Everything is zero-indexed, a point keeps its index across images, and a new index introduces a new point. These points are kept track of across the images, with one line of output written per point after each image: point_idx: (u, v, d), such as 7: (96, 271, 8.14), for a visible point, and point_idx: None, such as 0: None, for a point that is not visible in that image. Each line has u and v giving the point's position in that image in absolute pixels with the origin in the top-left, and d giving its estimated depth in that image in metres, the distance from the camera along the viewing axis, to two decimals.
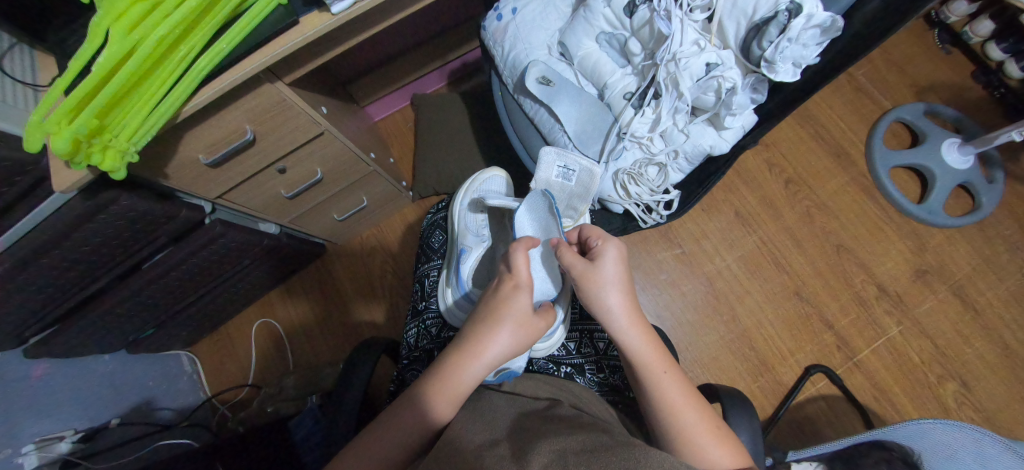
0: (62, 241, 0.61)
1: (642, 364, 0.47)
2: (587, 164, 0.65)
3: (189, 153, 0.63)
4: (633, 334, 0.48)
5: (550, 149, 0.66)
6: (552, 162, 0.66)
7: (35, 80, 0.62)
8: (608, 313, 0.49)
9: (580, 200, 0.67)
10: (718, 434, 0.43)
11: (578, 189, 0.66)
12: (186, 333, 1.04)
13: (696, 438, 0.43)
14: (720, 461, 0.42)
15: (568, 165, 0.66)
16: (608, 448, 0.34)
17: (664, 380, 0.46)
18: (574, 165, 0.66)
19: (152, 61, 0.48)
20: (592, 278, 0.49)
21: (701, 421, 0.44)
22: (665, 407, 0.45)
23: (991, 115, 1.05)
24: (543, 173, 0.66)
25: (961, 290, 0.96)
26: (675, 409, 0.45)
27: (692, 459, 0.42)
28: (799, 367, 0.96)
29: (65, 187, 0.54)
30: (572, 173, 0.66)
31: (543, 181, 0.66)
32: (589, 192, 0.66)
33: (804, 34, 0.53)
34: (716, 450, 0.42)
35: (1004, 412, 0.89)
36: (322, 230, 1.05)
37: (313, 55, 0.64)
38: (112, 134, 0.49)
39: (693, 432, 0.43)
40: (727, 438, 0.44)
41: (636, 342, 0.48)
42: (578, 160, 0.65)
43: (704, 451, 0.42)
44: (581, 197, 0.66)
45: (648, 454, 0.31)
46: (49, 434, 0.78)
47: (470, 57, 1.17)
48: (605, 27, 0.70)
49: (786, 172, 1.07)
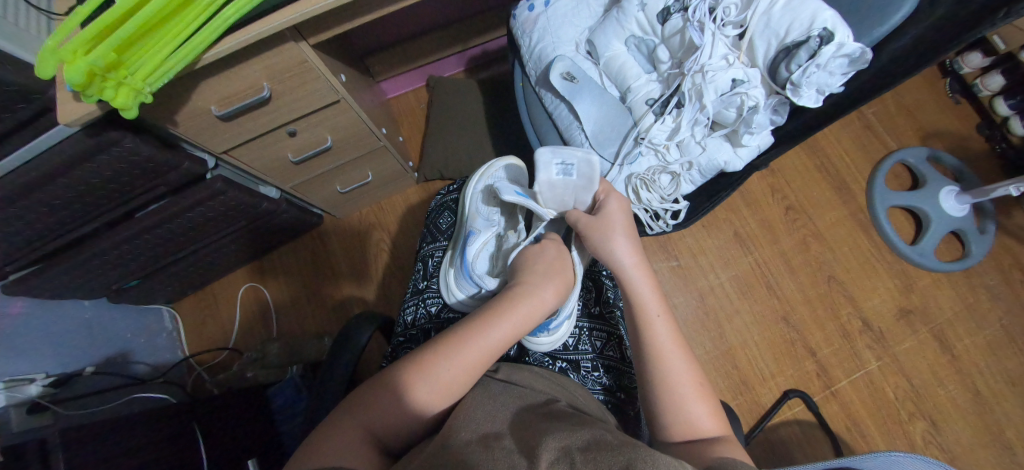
0: (58, 177, 0.59)
1: (641, 313, 0.52)
2: (584, 155, 0.60)
3: (201, 103, 0.61)
4: (637, 289, 0.54)
5: (544, 148, 0.62)
6: (550, 162, 0.62)
7: (49, 7, 0.60)
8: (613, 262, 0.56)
9: (586, 193, 0.63)
10: (699, 385, 0.47)
11: (582, 181, 0.62)
12: (171, 288, 1.01)
13: (678, 383, 0.47)
14: (699, 417, 0.45)
15: (566, 161, 0.61)
16: (613, 448, 0.34)
17: (660, 329, 0.51)
18: (571, 159, 0.61)
19: (179, 2, 0.47)
20: (601, 227, 0.58)
21: (688, 374, 0.48)
22: (655, 353, 0.49)
23: (990, 167, 1.08)
24: (543, 175, 0.62)
25: (942, 333, 0.99)
26: (664, 357, 0.49)
27: (673, 407, 0.46)
28: (778, 390, 0.98)
29: (69, 121, 0.52)
30: (571, 168, 0.62)
31: (544, 182, 0.62)
32: (594, 182, 0.61)
33: (833, 62, 0.54)
34: (694, 401, 0.46)
35: (968, 454, 0.92)
36: (323, 200, 1.03)
37: (342, 20, 0.62)
38: (129, 70, 0.47)
39: (676, 376, 0.47)
40: (708, 393, 0.47)
41: (635, 286, 0.54)
42: (574, 152, 0.61)
43: (686, 405, 0.46)
44: (587, 189, 0.62)
45: (653, 456, 0.32)
46: (19, 375, 0.74)
47: (492, 45, 1.16)
48: (636, 31, 0.70)
49: (787, 198, 1.08)
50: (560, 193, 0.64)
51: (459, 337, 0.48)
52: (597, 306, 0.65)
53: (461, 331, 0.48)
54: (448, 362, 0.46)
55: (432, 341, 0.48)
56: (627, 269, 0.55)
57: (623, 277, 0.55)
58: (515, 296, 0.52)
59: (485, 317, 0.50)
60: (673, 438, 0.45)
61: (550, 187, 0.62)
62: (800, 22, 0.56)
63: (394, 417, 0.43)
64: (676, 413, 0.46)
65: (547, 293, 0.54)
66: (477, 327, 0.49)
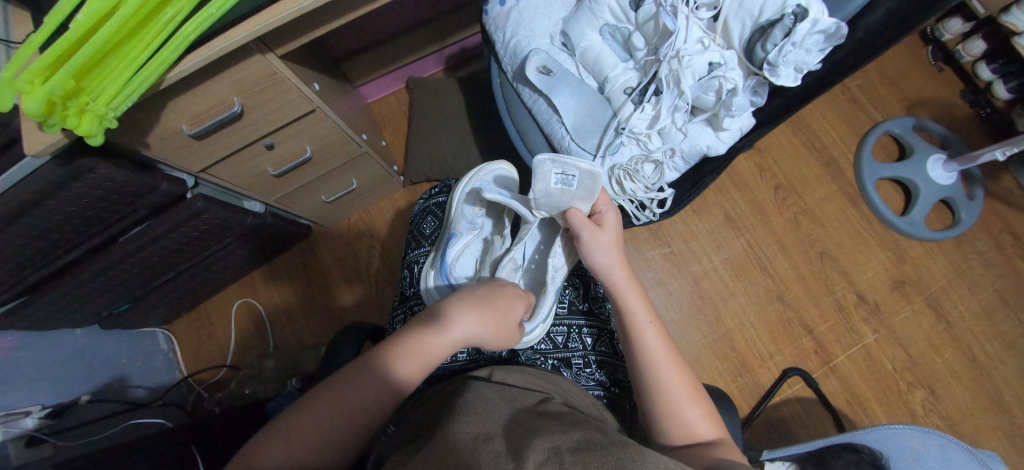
0: (32, 210, 0.58)
1: (632, 324, 0.52)
2: (588, 167, 0.58)
3: (172, 123, 0.60)
4: (627, 297, 0.54)
5: (544, 156, 0.58)
6: (549, 170, 0.58)
7: (8, 35, 0.59)
8: (605, 270, 0.56)
9: (584, 204, 0.60)
10: (695, 394, 0.47)
11: (581, 192, 0.59)
12: (163, 309, 1.01)
13: (673, 389, 0.47)
14: (694, 419, 0.46)
15: (567, 171, 0.58)
16: (603, 448, 0.34)
17: (651, 336, 0.51)
18: (573, 170, 0.58)
19: (136, 22, 0.45)
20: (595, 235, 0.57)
21: (680, 379, 0.48)
22: (648, 358, 0.49)
23: (976, 133, 1.08)
24: (541, 184, 0.57)
25: (936, 301, 0.99)
26: (658, 363, 0.49)
27: (669, 412, 0.46)
28: (777, 369, 0.98)
29: (37, 151, 0.51)
30: (572, 179, 0.59)
31: (542, 191, 0.58)
32: (595, 193, 0.59)
33: (809, 39, 0.53)
34: (691, 409, 0.46)
35: (968, 420, 0.93)
36: (310, 211, 1.02)
37: (309, 28, 0.61)
38: (91, 97, 0.46)
39: (671, 383, 0.47)
40: (703, 399, 0.47)
41: (624, 294, 0.54)
42: (577, 164, 0.58)
43: (681, 409, 0.46)
44: (586, 201, 0.59)
45: (643, 455, 0.32)
46: (14, 409, 0.74)
47: (469, 42, 1.15)
48: (610, 19, 0.69)
49: (775, 177, 1.08)
50: (556, 202, 0.59)
51: (386, 356, 0.46)
52: (586, 303, 0.65)
53: (366, 364, 0.46)
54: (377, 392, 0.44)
55: (335, 378, 0.45)
56: (615, 276, 0.55)
57: (613, 285, 0.55)
58: (425, 325, 0.49)
59: (414, 335, 0.48)
60: (674, 442, 0.45)
61: (548, 196, 0.58)
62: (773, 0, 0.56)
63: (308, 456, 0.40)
64: (671, 418, 0.46)
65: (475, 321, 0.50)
66: (407, 346, 0.47)
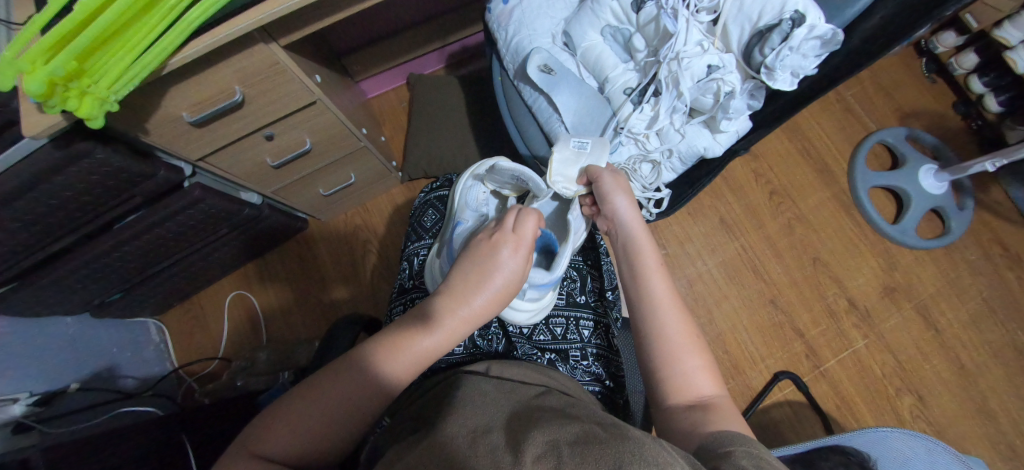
0: (27, 193, 0.58)
1: (640, 270, 0.52)
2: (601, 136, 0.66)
3: (173, 109, 0.60)
4: (637, 246, 0.54)
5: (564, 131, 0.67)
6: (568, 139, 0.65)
7: (10, 17, 0.59)
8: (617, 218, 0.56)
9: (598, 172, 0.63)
10: (696, 346, 0.47)
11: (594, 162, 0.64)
12: (156, 299, 1.00)
13: (675, 338, 0.47)
14: (693, 371, 0.46)
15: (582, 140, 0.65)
16: (601, 441, 0.34)
17: (658, 286, 0.51)
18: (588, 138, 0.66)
19: (141, 7, 0.45)
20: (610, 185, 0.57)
21: (684, 331, 0.48)
22: (653, 306, 0.49)
23: (967, 145, 1.10)
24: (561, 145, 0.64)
25: (925, 309, 1.01)
26: (662, 312, 0.49)
27: (669, 360, 0.46)
28: (768, 373, 0.99)
29: (36, 133, 0.51)
30: (587, 144, 0.65)
31: (563, 149, 0.64)
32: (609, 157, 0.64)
33: (805, 45, 0.54)
34: (691, 360, 0.46)
35: (954, 426, 0.94)
36: (306, 204, 1.02)
37: (313, 20, 0.61)
38: (92, 80, 0.46)
39: (673, 331, 0.47)
40: (704, 354, 0.48)
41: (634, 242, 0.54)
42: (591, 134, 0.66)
43: (682, 360, 0.46)
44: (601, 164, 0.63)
45: (641, 447, 0.32)
46: (1, 395, 0.73)
47: (471, 41, 1.15)
48: (611, 20, 0.70)
49: (770, 183, 1.09)
50: (574, 165, 0.63)
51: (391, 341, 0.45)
52: (583, 296, 0.66)
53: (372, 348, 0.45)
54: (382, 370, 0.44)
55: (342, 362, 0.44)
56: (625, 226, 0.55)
57: (622, 235, 0.55)
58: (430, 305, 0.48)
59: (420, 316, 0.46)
60: (669, 395, 0.45)
61: (566, 157, 0.64)
62: (772, 5, 0.56)
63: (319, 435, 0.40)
64: (671, 368, 0.46)
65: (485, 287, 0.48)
66: (403, 331, 0.46)
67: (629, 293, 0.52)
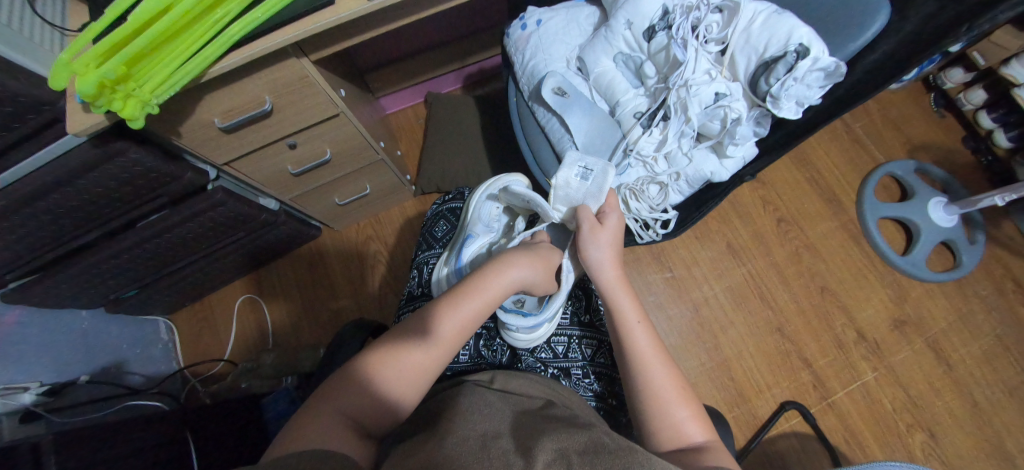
0: (63, 186, 0.62)
1: (621, 321, 0.53)
2: (604, 165, 0.65)
3: (205, 115, 0.64)
4: (617, 296, 0.56)
5: (573, 150, 0.67)
6: (573, 164, 0.66)
7: (64, 24, 0.63)
8: (596, 265, 0.58)
9: (594, 200, 0.64)
10: (684, 394, 0.48)
11: (592, 190, 0.64)
12: (169, 298, 1.02)
13: (662, 387, 0.48)
14: (684, 421, 0.46)
15: (587, 166, 0.66)
16: (610, 452, 0.34)
17: (640, 335, 0.52)
18: (593, 166, 0.65)
19: (188, 20, 0.49)
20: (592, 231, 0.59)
21: (670, 379, 0.49)
22: (637, 358, 0.50)
23: (977, 180, 1.10)
24: (563, 173, 0.66)
25: (937, 343, 0.99)
26: (646, 363, 0.50)
27: (657, 412, 0.47)
28: (774, 402, 0.97)
29: (79, 130, 0.54)
30: (589, 174, 0.65)
31: (563, 179, 0.66)
32: (603, 192, 0.64)
33: (809, 75, 0.57)
34: (680, 410, 0.47)
35: (968, 467, 0.91)
36: (321, 212, 1.05)
37: (342, 37, 0.65)
38: (136, 84, 0.50)
39: (660, 381, 0.48)
40: (693, 401, 0.48)
41: (614, 292, 0.56)
42: (596, 160, 0.65)
43: (670, 410, 0.46)
44: (595, 197, 0.64)
45: (649, 461, 0.33)
46: (13, 383, 0.75)
47: (488, 63, 1.20)
48: (623, 48, 0.73)
49: (778, 210, 1.10)
50: (572, 195, 0.66)
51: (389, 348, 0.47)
52: (588, 315, 0.66)
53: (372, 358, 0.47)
54: (437, 326, 0.49)
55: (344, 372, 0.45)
56: (603, 273, 0.57)
57: (603, 283, 0.57)
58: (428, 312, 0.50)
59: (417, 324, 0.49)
60: (662, 445, 0.45)
61: (566, 186, 0.66)
62: (777, 38, 0.59)
63: (384, 386, 0.45)
64: (661, 419, 0.46)
65: (521, 264, 0.56)
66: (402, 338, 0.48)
67: (614, 346, 0.53)
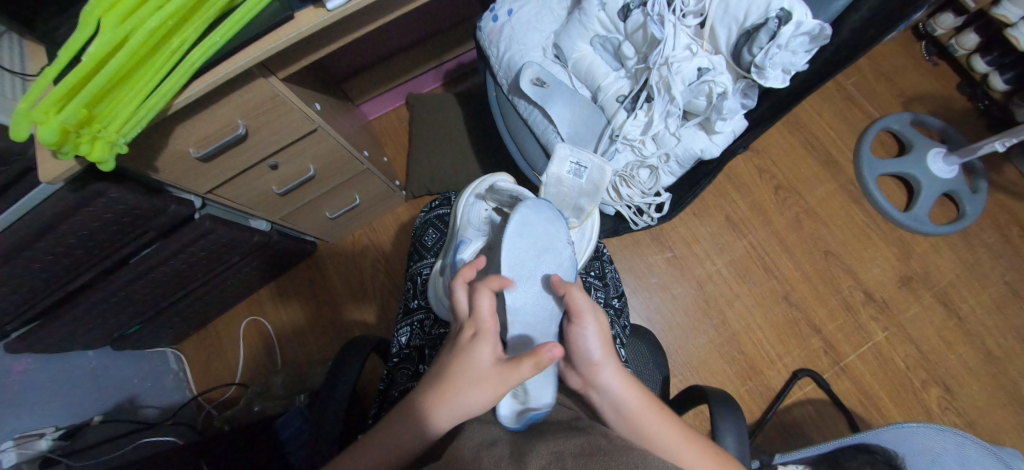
0: (47, 234, 0.61)
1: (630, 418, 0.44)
2: (600, 162, 0.62)
3: (180, 146, 0.62)
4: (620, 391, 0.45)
5: (564, 144, 0.63)
6: (565, 159, 0.63)
7: (24, 69, 0.62)
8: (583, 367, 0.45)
9: (589, 199, 0.64)
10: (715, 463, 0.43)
11: (588, 187, 0.63)
12: (173, 329, 1.02)
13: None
14: None
15: (580, 162, 0.63)
16: (606, 454, 0.33)
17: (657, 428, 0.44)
18: (586, 162, 0.63)
19: (146, 51, 0.48)
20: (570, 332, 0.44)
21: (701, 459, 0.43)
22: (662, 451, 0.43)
23: (975, 126, 1.08)
24: (555, 168, 0.63)
25: (946, 296, 0.98)
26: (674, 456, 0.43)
27: None
28: (787, 371, 0.97)
29: (52, 177, 0.53)
30: (583, 170, 0.63)
31: (554, 175, 0.63)
32: (599, 190, 0.63)
33: (793, 41, 0.54)
34: None
35: (986, 416, 0.91)
36: (314, 228, 1.04)
37: (310, 51, 0.63)
38: (102, 125, 0.48)
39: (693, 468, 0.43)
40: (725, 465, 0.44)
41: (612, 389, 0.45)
42: (591, 157, 0.62)
43: None
44: (590, 195, 0.63)
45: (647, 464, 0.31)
46: (28, 431, 0.76)
47: (466, 57, 1.17)
48: (599, 30, 0.71)
49: (775, 178, 1.08)
50: (565, 191, 0.64)
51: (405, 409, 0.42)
52: None
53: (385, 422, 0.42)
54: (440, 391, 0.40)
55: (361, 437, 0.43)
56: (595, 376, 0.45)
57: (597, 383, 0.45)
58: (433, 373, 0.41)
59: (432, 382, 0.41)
60: None
61: (557, 182, 0.64)
62: (757, 5, 0.57)
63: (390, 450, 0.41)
64: None
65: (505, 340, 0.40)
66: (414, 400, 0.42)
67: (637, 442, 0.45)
